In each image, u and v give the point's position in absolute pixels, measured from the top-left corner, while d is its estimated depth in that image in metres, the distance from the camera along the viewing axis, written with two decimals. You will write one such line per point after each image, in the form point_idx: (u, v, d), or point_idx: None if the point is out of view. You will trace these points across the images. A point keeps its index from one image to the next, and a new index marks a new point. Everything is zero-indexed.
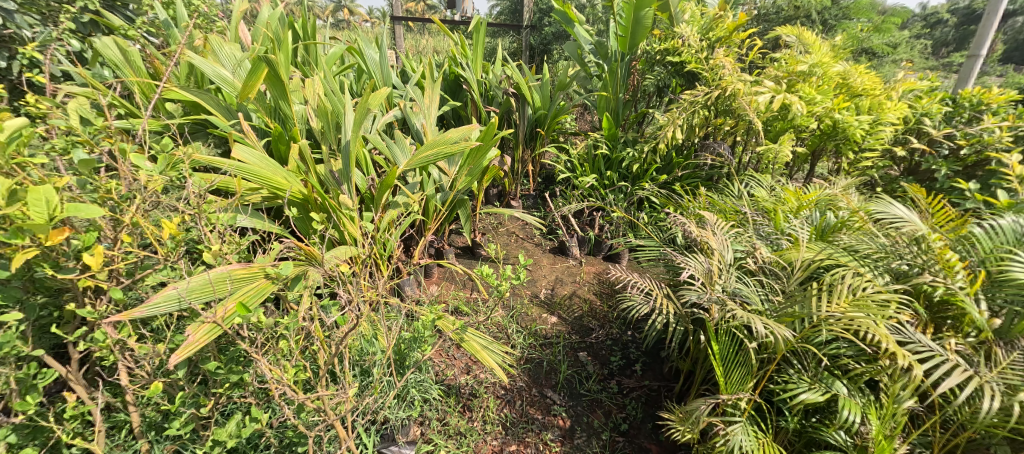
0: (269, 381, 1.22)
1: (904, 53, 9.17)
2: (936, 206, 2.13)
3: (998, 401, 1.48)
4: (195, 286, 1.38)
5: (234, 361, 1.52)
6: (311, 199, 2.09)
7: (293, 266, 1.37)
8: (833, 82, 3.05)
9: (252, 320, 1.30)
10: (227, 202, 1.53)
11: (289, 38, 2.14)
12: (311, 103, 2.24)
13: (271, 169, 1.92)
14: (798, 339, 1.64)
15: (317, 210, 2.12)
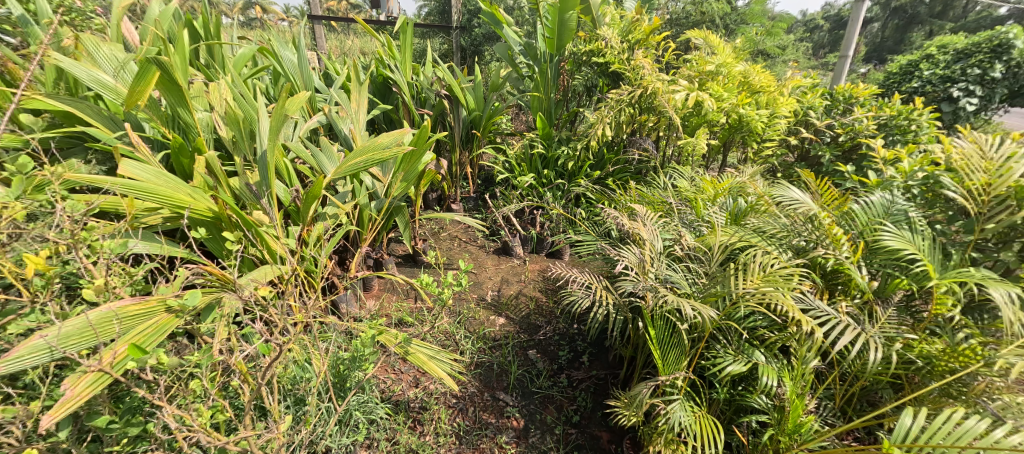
0: (177, 429, 1.09)
1: (791, 54, 10.37)
2: (823, 188, 2.42)
3: (881, 353, 1.72)
4: (72, 332, 1.21)
5: (134, 410, 1.34)
6: (223, 216, 1.90)
7: (200, 296, 1.32)
8: (737, 81, 3.40)
9: (153, 361, 1.15)
10: (113, 229, 1.38)
11: (185, 38, 1.91)
12: (218, 110, 2.03)
13: (173, 186, 1.72)
14: (721, 317, 1.77)
15: (231, 229, 1.93)
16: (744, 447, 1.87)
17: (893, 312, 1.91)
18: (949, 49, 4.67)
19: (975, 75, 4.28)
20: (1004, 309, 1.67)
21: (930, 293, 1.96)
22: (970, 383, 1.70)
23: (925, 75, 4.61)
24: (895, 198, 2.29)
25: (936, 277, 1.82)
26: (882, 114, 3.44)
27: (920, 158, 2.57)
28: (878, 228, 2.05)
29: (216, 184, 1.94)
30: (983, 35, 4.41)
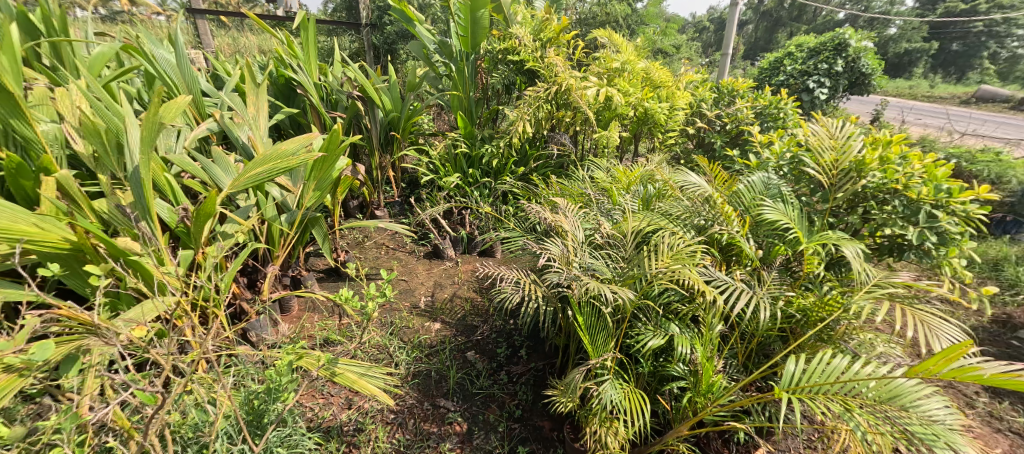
0: None
1: (684, 52, 11.38)
2: (715, 171, 2.70)
3: (769, 312, 1.98)
4: None
5: None
6: (87, 246, 1.64)
7: (51, 348, 1.15)
8: (640, 77, 3.66)
9: None
10: None
11: (15, 34, 1.61)
12: (70, 120, 1.75)
13: (7, 217, 1.40)
14: (639, 297, 1.91)
15: (96, 261, 1.68)
16: (670, 414, 2.04)
17: (776, 274, 2.21)
18: (805, 47, 5.45)
19: (825, 69, 5.05)
20: (853, 262, 2.02)
21: (802, 255, 2.30)
22: (837, 328, 2.02)
23: (789, 69, 5.34)
24: (771, 177, 2.63)
25: (803, 241, 2.15)
26: (758, 105, 3.92)
27: (788, 141, 2.98)
28: (759, 204, 2.36)
29: (72, 208, 1.68)
30: (828, 35, 5.21)
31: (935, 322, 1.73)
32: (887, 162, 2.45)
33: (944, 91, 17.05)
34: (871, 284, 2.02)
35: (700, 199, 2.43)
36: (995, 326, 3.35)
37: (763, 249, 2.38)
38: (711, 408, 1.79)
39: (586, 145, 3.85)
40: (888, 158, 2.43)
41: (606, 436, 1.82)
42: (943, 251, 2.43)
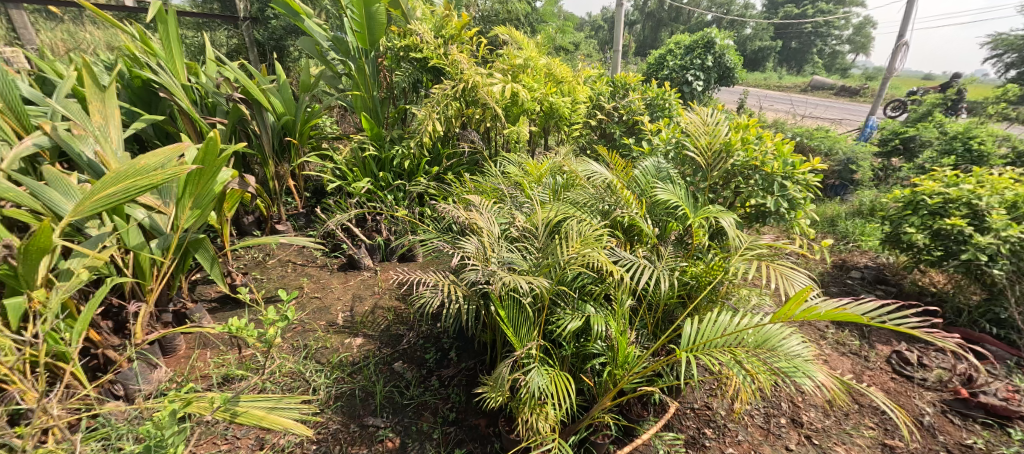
0: None
1: (581, 48, 11.93)
2: (614, 158, 2.89)
3: (668, 282, 2.19)
4: None
5: None
6: None
7: None
8: (543, 72, 3.75)
9: None
10: None
11: None
12: None
13: None
14: (554, 284, 1.98)
15: None
16: (594, 388, 2.18)
17: (670, 248, 2.47)
18: (682, 44, 6.01)
19: (698, 64, 5.64)
20: (730, 232, 2.31)
21: (690, 229, 2.58)
22: (721, 289, 2.31)
23: (670, 64, 5.87)
24: (661, 161, 2.89)
25: (691, 216, 2.41)
26: (646, 97, 4.26)
27: (672, 129, 3.30)
28: (652, 185, 2.57)
29: None
30: (700, 34, 5.80)
31: (790, 272, 2.09)
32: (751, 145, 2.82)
33: (792, 80, 20.05)
34: (743, 247, 2.33)
35: (601, 185, 2.58)
36: (834, 270, 4.07)
37: (659, 227, 2.62)
38: (628, 377, 1.96)
39: (498, 141, 3.87)
40: (746, 139, 2.86)
41: (537, 422, 1.88)
42: (792, 214, 2.91)
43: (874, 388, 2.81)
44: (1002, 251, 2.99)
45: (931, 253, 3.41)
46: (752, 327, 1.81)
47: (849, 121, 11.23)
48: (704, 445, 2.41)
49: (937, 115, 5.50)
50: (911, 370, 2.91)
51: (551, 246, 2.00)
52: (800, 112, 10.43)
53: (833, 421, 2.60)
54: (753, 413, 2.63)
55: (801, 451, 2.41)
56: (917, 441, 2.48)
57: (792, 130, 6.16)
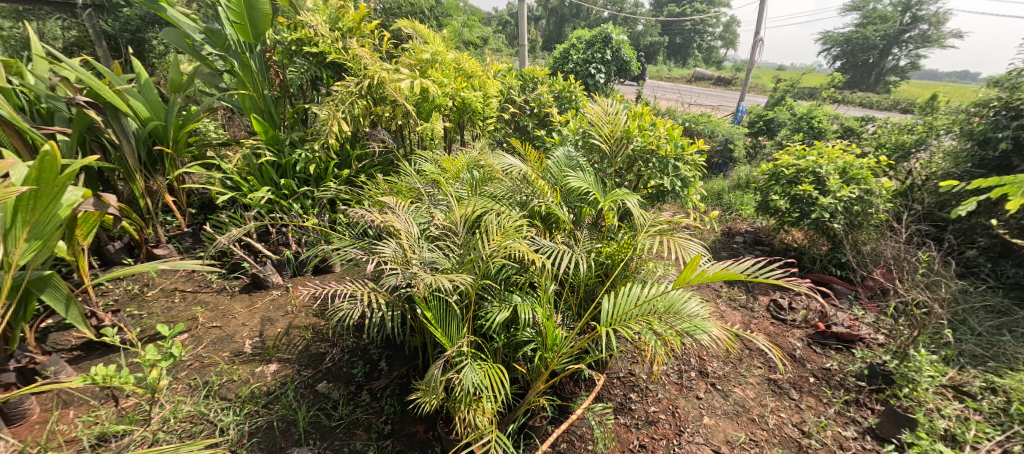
0: None
1: (489, 43, 11.96)
2: (527, 149, 2.91)
3: (586, 264, 2.32)
4: None
5: None
6: None
7: None
8: (452, 67, 3.64)
9: None
10: None
11: None
12: None
13: None
14: (479, 278, 1.95)
15: None
16: (527, 375, 2.23)
17: (584, 232, 2.59)
18: (583, 39, 6.24)
19: (599, 58, 5.92)
20: (635, 212, 2.47)
21: (602, 213, 2.71)
22: (631, 264, 2.46)
23: (574, 58, 6.07)
24: (571, 151, 2.98)
25: (601, 200, 2.53)
26: (554, 89, 4.36)
27: (579, 119, 3.42)
28: (565, 174, 2.66)
29: None
30: (598, 29, 6.08)
31: (686, 243, 2.31)
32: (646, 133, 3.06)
33: (680, 72, 22.08)
34: (648, 223, 2.51)
35: (516, 177, 2.59)
36: (724, 237, 4.56)
37: (573, 213, 2.72)
38: (558, 358, 2.04)
39: (411, 139, 3.71)
40: (642, 126, 3.09)
41: (474, 417, 1.87)
42: (686, 191, 3.20)
43: (760, 333, 3.20)
44: (839, 209, 3.60)
45: (789, 214, 3.96)
46: (659, 295, 2.08)
47: (721, 107, 12.65)
48: (630, 409, 2.58)
49: (788, 99, 6.42)
50: (786, 315, 3.37)
51: (472, 240, 1.97)
52: (686, 101, 11.49)
53: (732, 367, 2.92)
54: (669, 371, 2.85)
55: (709, 398, 2.68)
56: (794, 373, 2.88)
57: (681, 116, 6.77)
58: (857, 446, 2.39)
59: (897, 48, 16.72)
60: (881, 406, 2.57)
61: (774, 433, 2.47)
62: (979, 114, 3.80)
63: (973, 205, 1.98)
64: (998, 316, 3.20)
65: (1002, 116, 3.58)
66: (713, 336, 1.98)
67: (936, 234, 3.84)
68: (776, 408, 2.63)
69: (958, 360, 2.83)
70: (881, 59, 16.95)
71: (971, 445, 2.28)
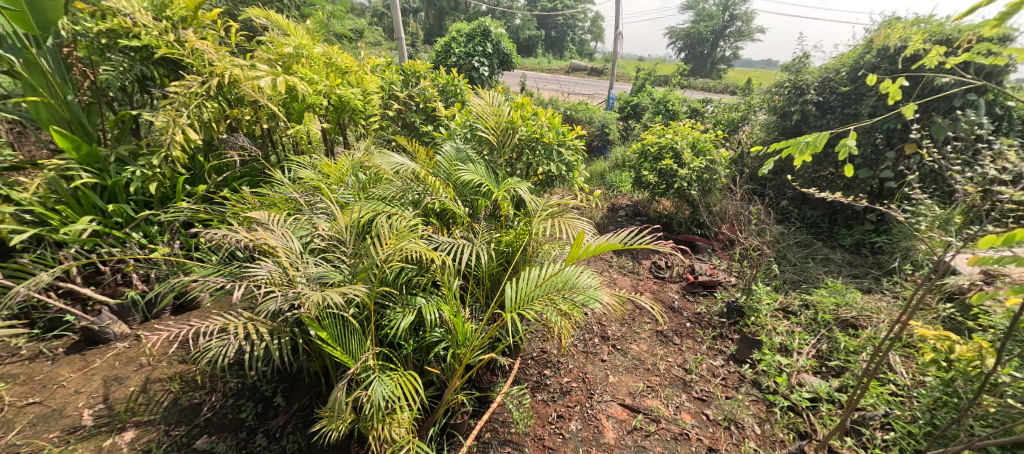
0: None
1: (364, 35, 11.28)
2: (413, 146, 2.78)
3: (486, 255, 2.32)
4: None
5: None
6: None
7: None
8: (322, 62, 3.21)
9: None
10: None
11: None
12: None
13: None
14: (376, 287, 1.81)
15: None
16: (441, 376, 2.17)
17: (481, 224, 2.57)
18: (463, 33, 6.03)
19: (481, 51, 5.84)
20: (527, 199, 2.52)
21: (497, 202, 2.72)
22: (529, 249, 2.53)
23: (456, 52, 5.84)
24: (459, 144, 2.91)
25: (494, 191, 2.54)
26: (438, 84, 4.11)
27: (465, 113, 3.37)
28: (456, 168, 2.60)
29: None
30: (476, 22, 5.93)
31: (573, 221, 2.47)
32: (527, 121, 3.14)
33: (557, 63, 23.27)
34: (540, 207, 2.59)
35: (404, 176, 2.45)
36: (609, 213, 4.94)
37: (469, 206, 2.69)
38: (471, 352, 2.03)
39: (284, 143, 3.28)
40: (524, 116, 3.15)
41: (390, 432, 1.75)
42: (571, 174, 3.37)
43: (648, 294, 3.54)
44: (693, 178, 4.14)
45: (658, 187, 4.42)
46: (555, 273, 2.20)
47: (595, 96, 13.42)
48: (546, 385, 2.67)
49: (647, 86, 7.16)
50: (666, 274, 3.78)
51: (365, 246, 1.82)
52: (566, 92, 12.14)
53: (628, 327, 3.19)
54: (576, 342, 3.01)
55: (612, 358, 2.90)
56: (675, 322, 3.24)
57: (561, 105, 7.12)
58: (726, 373, 2.78)
59: (725, 41, 19.75)
60: (738, 334, 3.02)
61: (665, 377, 2.76)
62: (778, 93, 4.65)
63: (770, 164, 2.30)
64: (804, 248, 3.98)
65: (792, 93, 4.42)
66: (604, 303, 2.16)
67: (763, 191, 4.63)
68: (665, 355, 2.94)
69: (784, 288, 3.42)
70: (714, 51, 19.88)
71: (797, 351, 2.81)
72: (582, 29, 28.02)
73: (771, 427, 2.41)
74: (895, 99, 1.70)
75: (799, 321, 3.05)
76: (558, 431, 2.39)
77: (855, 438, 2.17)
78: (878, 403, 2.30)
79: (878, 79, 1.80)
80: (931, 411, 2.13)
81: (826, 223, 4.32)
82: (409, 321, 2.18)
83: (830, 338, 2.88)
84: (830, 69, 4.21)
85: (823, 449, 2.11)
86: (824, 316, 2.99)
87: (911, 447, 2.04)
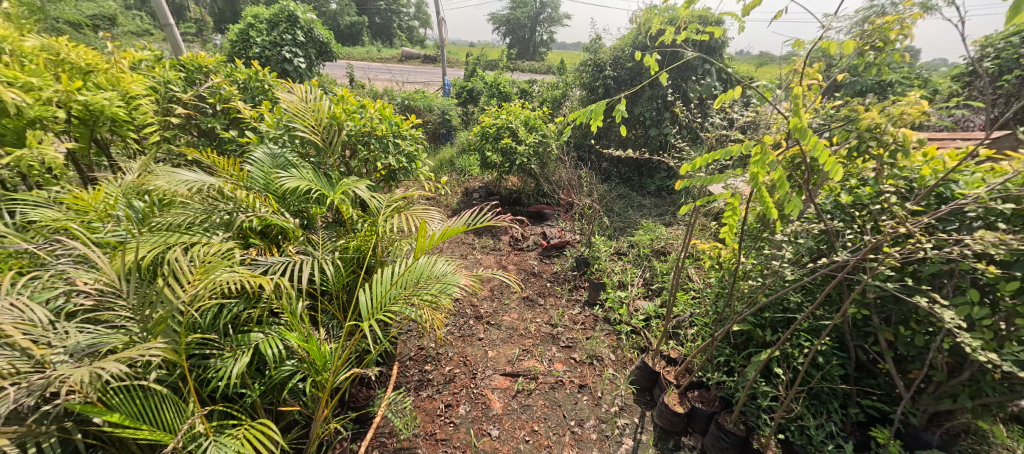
0: None
1: (122, 25, 8.84)
2: (211, 157, 2.30)
3: (329, 267, 2.08)
4: None
5: None
6: None
7: None
8: (41, 61, 2.33)
9: None
10: None
11: None
12: None
13: None
14: (182, 339, 1.47)
15: None
16: (304, 410, 1.92)
17: (320, 235, 2.30)
18: (262, 18, 4.96)
19: (290, 40, 4.89)
20: (369, 198, 2.33)
21: (335, 207, 2.46)
22: (379, 250, 2.36)
23: (258, 41, 4.77)
24: (274, 148, 2.51)
25: (329, 195, 2.27)
26: (236, 80, 3.24)
27: (275, 111, 2.80)
28: (276, 176, 2.25)
29: None
30: (277, 6, 4.96)
31: (421, 212, 2.45)
32: (350, 114, 2.89)
33: (387, 51, 22.07)
34: (384, 206, 2.44)
35: (202, 195, 2.02)
36: (464, 197, 4.97)
37: (302, 217, 2.37)
38: (333, 375, 1.83)
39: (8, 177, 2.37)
40: (348, 109, 2.87)
41: None
42: (414, 165, 3.24)
43: (511, 267, 3.69)
44: (530, 153, 4.41)
45: (502, 166, 4.59)
46: (409, 268, 2.09)
47: (431, 83, 13.23)
48: (429, 380, 2.58)
49: (478, 71, 7.33)
50: (524, 244, 3.99)
51: (160, 291, 1.47)
52: (403, 81, 11.56)
53: (498, 301, 3.28)
54: (451, 330, 2.98)
55: (488, 335, 2.96)
56: (538, 286, 3.45)
57: (398, 95, 6.72)
58: (583, 318, 3.09)
59: (541, 26, 21.39)
60: (588, 283, 3.37)
61: (537, 337, 2.93)
62: (584, 71, 5.24)
63: None
64: (625, 199, 4.63)
65: (594, 70, 5.03)
66: (463, 285, 2.18)
67: (589, 156, 5.20)
68: (534, 318, 3.12)
69: (616, 235, 3.93)
70: (532, 35, 21.37)
71: (631, 284, 3.25)
72: (406, 13, 27.03)
73: (623, 351, 2.78)
74: (655, 70, 2.01)
75: (630, 259, 3.54)
76: (449, 420, 2.35)
77: (676, 340, 2.67)
78: (686, 309, 2.80)
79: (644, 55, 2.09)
80: (715, 303, 2.55)
81: (636, 176, 5.13)
82: (247, 364, 1.85)
83: (651, 267, 3.41)
84: (618, 48, 4.90)
85: (657, 356, 2.52)
86: (644, 251, 3.52)
87: (707, 334, 2.53)
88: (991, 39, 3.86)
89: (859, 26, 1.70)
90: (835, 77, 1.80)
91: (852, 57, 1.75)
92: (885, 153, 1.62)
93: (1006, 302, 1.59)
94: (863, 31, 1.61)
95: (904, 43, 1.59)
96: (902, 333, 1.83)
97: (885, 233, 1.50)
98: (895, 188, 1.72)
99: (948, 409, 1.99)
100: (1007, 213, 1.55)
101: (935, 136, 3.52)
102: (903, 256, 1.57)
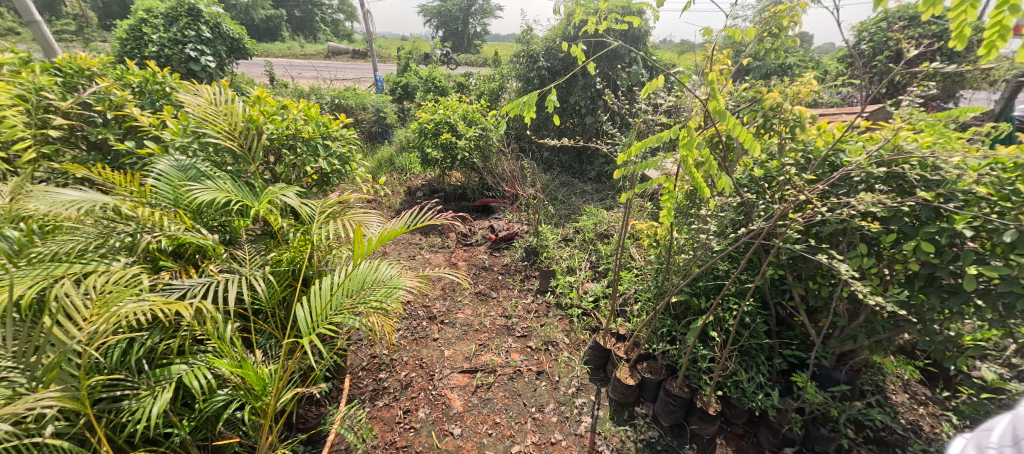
0: None
1: None
2: (104, 174, 2.03)
3: (258, 284, 1.92)
4: None
5: None
6: None
7: None
8: None
9: None
10: None
11: None
12: None
13: None
14: (80, 382, 1.30)
15: None
16: (244, 440, 1.76)
17: (246, 249, 2.12)
18: (156, 12, 4.44)
19: (194, 36, 4.41)
20: (298, 205, 2.18)
21: (260, 218, 2.27)
22: (315, 259, 2.21)
23: (154, 38, 4.27)
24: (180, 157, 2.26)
25: (253, 205, 2.09)
26: (128, 84, 2.85)
27: (178, 118, 2.49)
28: (186, 188, 2.03)
29: None
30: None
31: (356, 216, 2.33)
32: (267, 116, 2.67)
33: (311, 46, 20.77)
34: (315, 213, 2.29)
35: (93, 217, 1.78)
36: (408, 197, 4.82)
37: (223, 232, 2.17)
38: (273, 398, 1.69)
39: None
40: (266, 111, 2.64)
41: None
42: (348, 167, 3.05)
43: (461, 263, 3.63)
44: (471, 146, 4.34)
45: (444, 161, 4.50)
46: (348, 275, 1.98)
47: (363, 79, 12.68)
48: (384, 388, 2.49)
49: (411, 65, 7.10)
50: (472, 239, 3.95)
51: (49, 333, 1.28)
52: (333, 78, 10.92)
53: (450, 299, 3.21)
54: (403, 333, 2.88)
55: (442, 334, 2.89)
56: (489, 280, 3.43)
57: (327, 93, 6.31)
58: (536, 307, 3.12)
59: (472, 18, 21.13)
60: (537, 271, 3.40)
61: (492, 331, 2.91)
62: (518, 63, 5.24)
63: None
64: (568, 187, 4.71)
65: (527, 62, 5.05)
66: (408, 288, 2.11)
67: (529, 147, 5.22)
68: (487, 311, 3.10)
69: (561, 222, 3.99)
70: (465, 28, 21.04)
71: (579, 268, 3.32)
72: (329, 6, 25.53)
73: (575, 334, 2.84)
74: (581, 59, 2.02)
75: (576, 245, 3.61)
76: (408, 426, 2.28)
77: (624, 317, 2.75)
78: (630, 287, 2.90)
79: (572, 43, 2.09)
80: (656, 278, 2.68)
81: (576, 164, 5.26)
82: (172, 399, 1.67)
83: (596, 251, 3.48)
84: (548, 39, 4.95)
85: (607, 334, 2.60)
86: (589, 235, 3.59)
87: (650, 309, 2.65)
88: (865, 23, 4.35)
89: (757, 15, 1.82)
90: (742, 63, 1.92)
91: (754, 43, 1.88)
92: (786, 129, 1.77)
93: (889, 251, 1.80)
94: (760, 19, 1.75)
95: (795, 30, 1.74)
96: (810, 287, 2.02)
97: (790, 199, 1.61)
98: (795, 159, 1.89)
99: (854, 350, 2.23)
100: (883, 176, 1.75)
101: (828, 112, 3.92)
102: (806, 220, 1.71)
